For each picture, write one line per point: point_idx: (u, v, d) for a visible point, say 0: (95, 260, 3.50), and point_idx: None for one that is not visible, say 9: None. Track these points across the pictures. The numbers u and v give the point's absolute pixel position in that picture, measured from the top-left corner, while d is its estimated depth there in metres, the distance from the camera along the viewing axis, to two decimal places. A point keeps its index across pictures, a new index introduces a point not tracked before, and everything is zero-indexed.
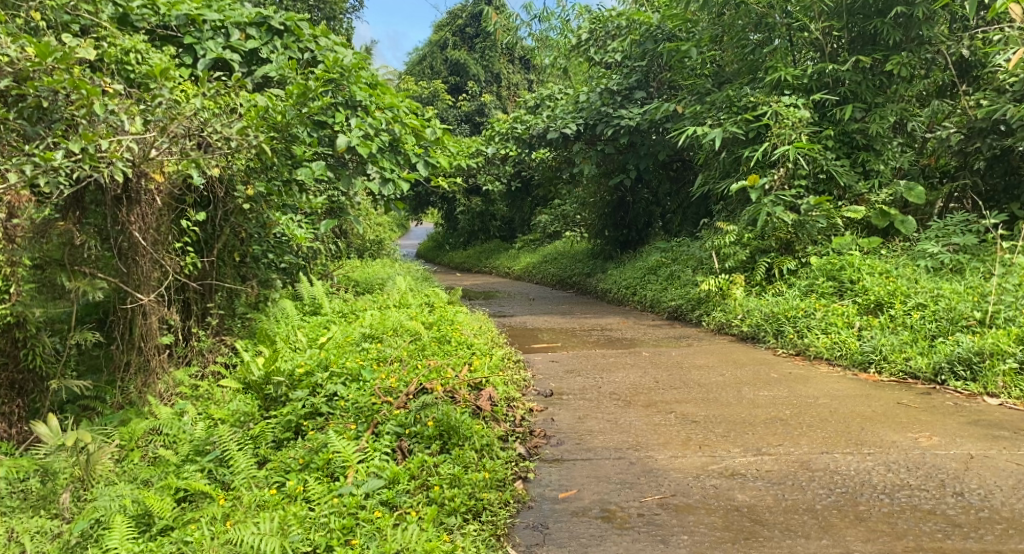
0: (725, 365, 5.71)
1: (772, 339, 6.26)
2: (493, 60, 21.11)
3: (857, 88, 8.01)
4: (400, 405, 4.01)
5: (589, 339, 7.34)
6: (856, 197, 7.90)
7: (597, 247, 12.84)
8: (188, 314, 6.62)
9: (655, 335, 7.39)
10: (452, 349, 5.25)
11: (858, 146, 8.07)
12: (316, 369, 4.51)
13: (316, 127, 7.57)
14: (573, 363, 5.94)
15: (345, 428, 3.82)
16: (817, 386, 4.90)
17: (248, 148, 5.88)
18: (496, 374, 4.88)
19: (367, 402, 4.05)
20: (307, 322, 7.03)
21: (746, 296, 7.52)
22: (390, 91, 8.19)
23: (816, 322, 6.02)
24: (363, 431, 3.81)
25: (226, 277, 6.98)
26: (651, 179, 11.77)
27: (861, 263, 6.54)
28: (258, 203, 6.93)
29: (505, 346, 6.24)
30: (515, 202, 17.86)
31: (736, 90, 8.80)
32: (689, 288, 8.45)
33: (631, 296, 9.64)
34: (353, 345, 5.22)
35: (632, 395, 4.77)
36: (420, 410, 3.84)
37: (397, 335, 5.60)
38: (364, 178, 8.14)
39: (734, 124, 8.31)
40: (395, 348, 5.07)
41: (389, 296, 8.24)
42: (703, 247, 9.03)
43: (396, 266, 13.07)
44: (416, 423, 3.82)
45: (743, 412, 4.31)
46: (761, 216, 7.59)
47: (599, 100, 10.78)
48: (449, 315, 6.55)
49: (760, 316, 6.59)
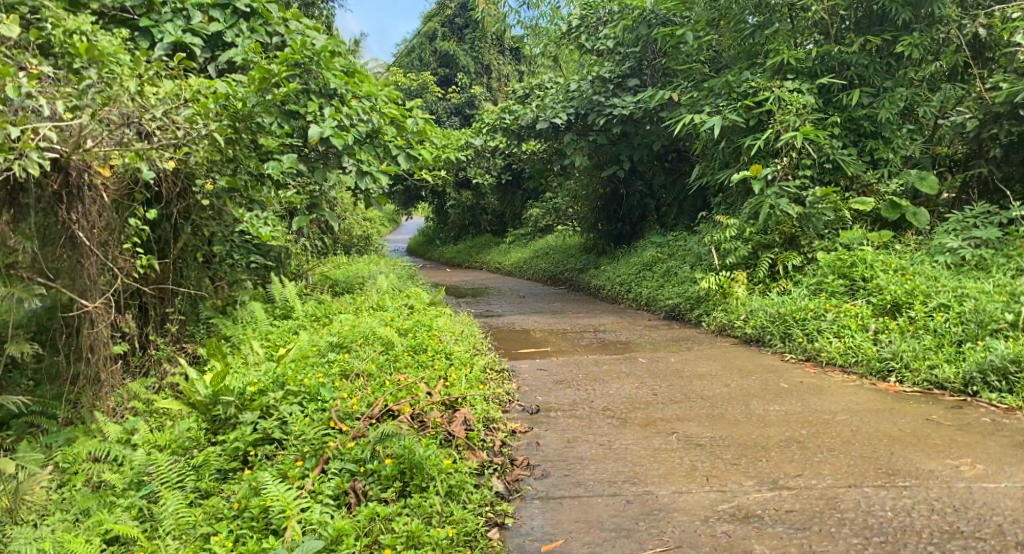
0: (729, 373, 5.21)
1: (778, 342, 5.77)
2: (482, 51, 20.59)
3: (866, 71, 7.50)
4: (359, 435, 3.49)
5: (580, 342, 6.84)
6: (864, 188, 7.40)
7: (591, 242, 12.35)
8: (145, 320, 6.12)
9: (652, 337, 6.89)
10: (428, 360, 4.74)
11: (865, 133, 7.57)
12: (271, 386, 4.01)
13: (286, 116, 7.04)
14: (562, 371, 5.44)
15: (290, 466, 3.30)
16: (832, 398, 4.40)
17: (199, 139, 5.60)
18: (476, 389, 4.38)
19: (320, 431, 3.54)
20: (277, 328, 6.51)
21: (748, 294, 7.03)
22: (368, 79, 7.65)
23: (827, 324, 5.53)
24: (310, 469, 3.30)
25: (186, 280, 6.46)
26: (646, 171, 11.24)
27: (874, 260, 6.06)
28: (220, 198, 6.39)
29: (488, 353, 5.73)
30: (507, 196, 17.33)
31: (736, 75, 8.28)
32: (688, 285, 7.94)
33: (625, 294, 9.13)
34: (318, 358, 4.70)
35: (627, 411, 4.28)
36: (380, 443, 3.34)
37: (368, 344, 5.09)
38: (340, 171, 7.61)
39: (734, 111, 7.80)
40: (364, 361, 4.55)
41: (369, 298, 7.72)
42: (701, 242, 8.53)
43: (380, 264, 12.55)
44: (374, 459, 3.31)
45: (752, 432, 3.82)
46: (764, 209, 7.09)
47: (591, 88, 10.25)
48: (428, 320, 6.02)
49: (765, 317, 6.10)
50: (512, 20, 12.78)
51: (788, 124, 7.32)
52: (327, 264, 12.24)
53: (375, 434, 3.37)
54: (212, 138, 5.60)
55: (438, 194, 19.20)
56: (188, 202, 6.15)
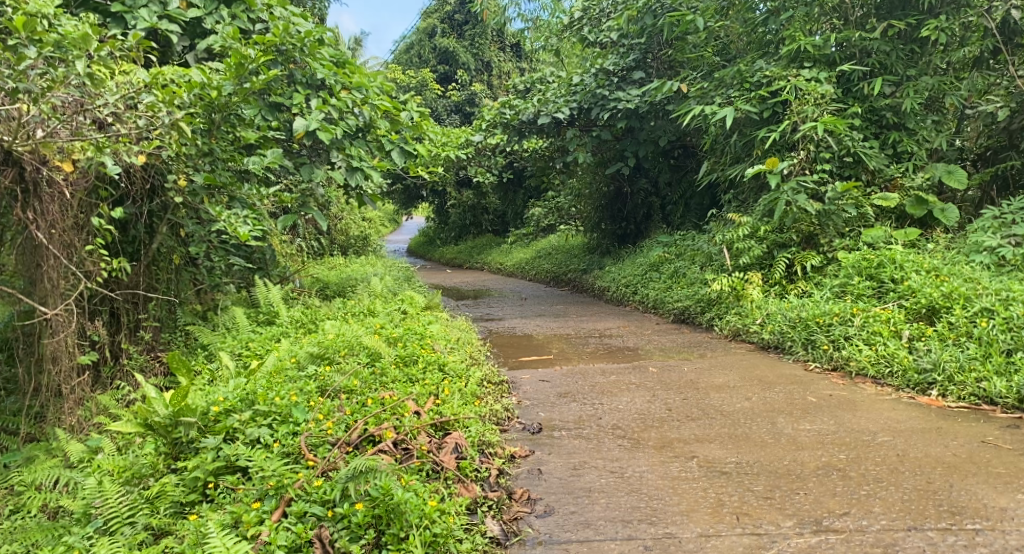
0: (750, 385, 4.75)
1: (800, 349, 5.30)
2: (483, 47, 20.10)
3: (888, 58, 7.01)
4: (329, 469, 3.05)
5: (585, 349, 6.38)
6: (887, 182, 6.91)
7: (594, 242, 11.90)
8: (117, 327, 5.71)
9: (662, 343, 6.43)
10: (417, 373, 4.28)
11: (888, 125, 7.11)
12: (240, 405, 3.55)
13: (271, 109, 6.61)
14: (566, 383, 4.97)
15: (247, 510, 2.87)
16: (869, 414, 3.95)
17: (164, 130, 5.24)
18: (469, 408, 3.91)
19: (276, 467, 3.07)
20: (259, 336, 6.06)
21: (764, 297, 6.58)
22: (359, 71, 7.20)
23: (855, 330, 5.05)
24: (269, 513, 2.85)
25: (160, 284, 6.06)
26: (651, 167, 10.76)
27: (904, 259, 5.60)
28: (196, 195, 5.97)
29: (484, 363, 5.27)
30: (508, 194, 16.85)
31: (748, 65, 7.82)
32: (698, 287, 7.47)
33: (632, 296, 8.67)
34: (295, 373, 4.24)
35: (638, 431, 3.82)
36: (354, 482, 2.88)
37: (353, 355, 4.63)
38: (329, 167, 7.16)
39: (747, 102, 7.33)
40: (345, 375, 4.09)
41: (359, 302, 7.27)
42: (711, 241, 8.05)
43: (377, 265, 12.09)
44: (344, 501, 2.87)
45: (784, 456, 3.36)
46: (779, 205, 6.60)
47: (594, 81, 9.80)
48: (420, 327, 5.56)
49: (784, 322, 5.63)
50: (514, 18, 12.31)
51: (807, 115, 6.87)
52: (321, 265, 11.79)
53: (347, 472, 2.90)
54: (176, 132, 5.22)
55: (438, 193, 18.74)
56: (159, 199, 5.77)
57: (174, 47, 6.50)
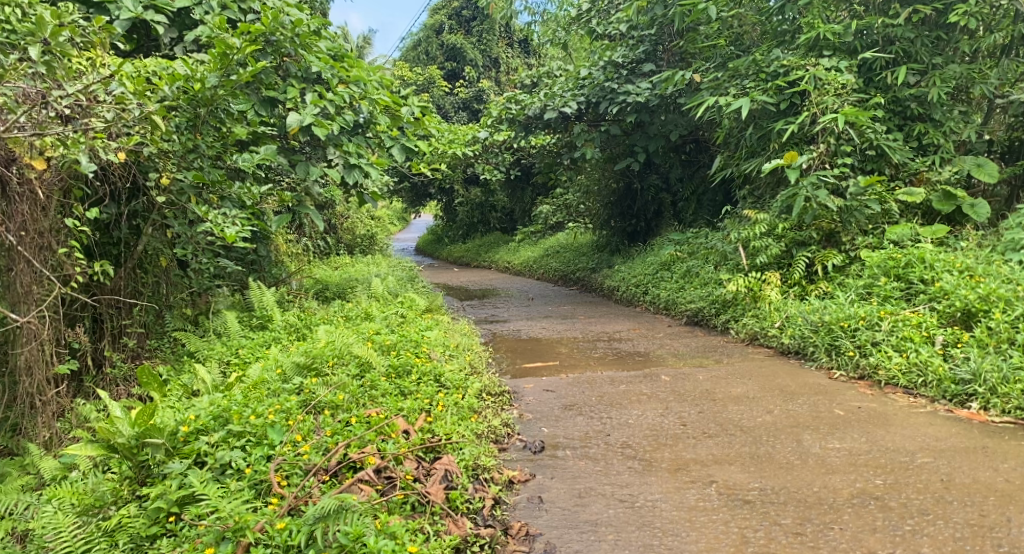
0: (770, 396, 4.41)
1: (824, 356, 4.95)
2: (491, 44, 19.76)
3: (912, 46, 6.63)
4: (293, 510, 2.79)
5: (593, 354, 6.04)
6: (912, 176, 6.55)
7: (604, 240, 11.56)
8: (99, 334, 5.43)
9: (674, 348, 6.09)
10: (410, 385, 3.97)
11: (912, 116, 6.74)
12: (213, 426, 3.25)
13: (264, 104, 6.31)
14: (572, 394, 4.64)
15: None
16: (904, 430, 3.62)
17: (140, 125, 4.93)
18: (466, 426, 3.60)
19: (242, 504, 2.79)
20: (250, 341, 5.77)
21: (783, 298, 6.22)
22: (357, 64, 6.89)
23: (883, 336, 4.69)
24: None
25: (144, 289, 5.77)
26: (661, 163, 10.38)
27: (935, 257, 5.24)
28: (184, 195, 5.68)
29: (485, 371, 4.94)
30: (515, 192, 16.51)
31: (764, 55, 7.47)
32: (712, 287, 7.13)
33: (642, 296, 8.32)
34: (278, 385, 3.93)
35: (650, 450, 3.50)
36: (322, 523, 2.67)
37: (343, 365, 4.31)
38: (325, 165, 6.86)
39: (764, 92, 6.98)
40: (332, 389, 3.77)
41: (357, 305, 6.96)
42: (725, 239, 7.70)
43: (381, 264, 11.79)
44: (309, 547, 2.65)
45: (810, 481, 3.05)
46: (798, 201, 6.24)
47: (602, 74, 9.46)
48: (418, 333, 5.24)
49: (806, 326, 5.28)
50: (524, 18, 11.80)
51: (826, 106, 6.51)
52: (325, 265, 11.51)
53: (314, 512, 2.69)
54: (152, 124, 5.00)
55: (444, 191, 18.41)
56: (142, 198, 5.49)
57: (162, 39, 6.21)
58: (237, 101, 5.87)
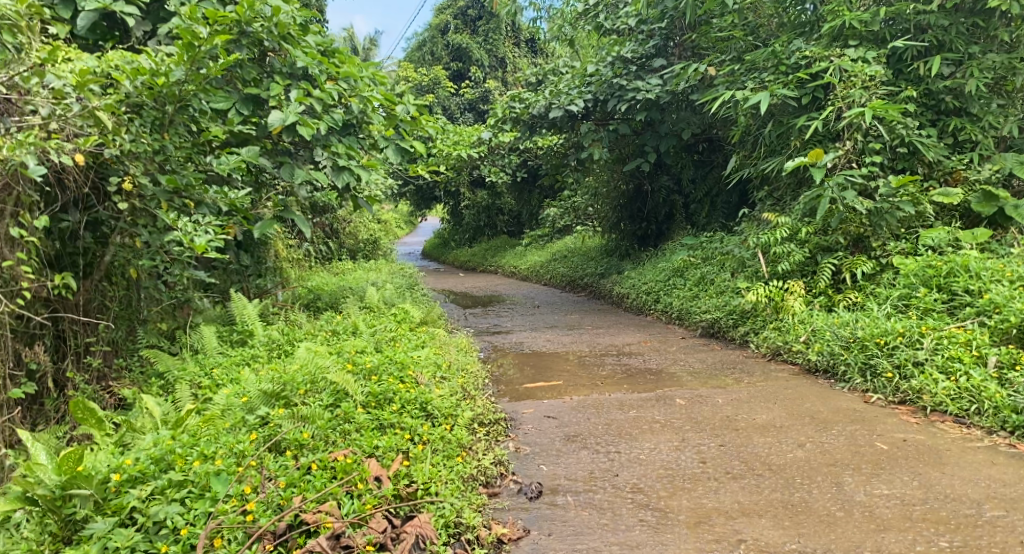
0: (799, 422, 3.93)
1: (857, 377, 4.42)
2: (498, 44, 19.22)
3: (946, 34, 6.09)
4: None
5: (600, 371, 5.53)
6: (947, 174, 6.05)
7: (613, 244, 11.07)
8: (62, 354, 4.98)
9: (689, 364, 5.58)
10: (391, 416, 3.52)
11: (946, 110, 6.23)
12: (151, 473, 2.86)
13: (245, 103, 5.89)
14: (576, 422, 4.16)
15: None
16: (961, 473, 3.18)
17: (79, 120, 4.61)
18: (450, 468, 3.19)
19: None
20: (227, 360, 5.35)
21: (807, 309, 5.70)
22: (349, 60, 6.47)
23: (926, 354, 4.21)
24: None
25: (112, 303, 5.34)
26: (672, 164, 9.87)
27: (980, 266, 4.75)
28: (155, 201, 5.23)
29: (480, 395, 4.47)
30: (522, 194, 16.00)
31: (784, 45, 6.94)
32: (728, 296, 6.62)
33: (654, 304, 7.81)
34: (239, 418, 3.47)
35: (666, 497, 3.09)
36: None
37: (318, 393, 3.84)
38: (312, 167, 6.39)
39: (784, 86, 6.48)
40: (299, 425, 3.33)
41: (348, 317, 6.50)
42: (743, 244, 7.19)
43: (381, 271, 11.32)
44: None
45: (860, 541, 2.74)
46: (824, 203, 5.72)
47: (610, 70, 8.96)
48: (408, 351, 4.77)
49: (835, 342, 4.77)
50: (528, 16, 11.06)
51: (853, 100, 6.01)
52: (324, 271, 11.04)
53: None
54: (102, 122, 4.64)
55: (450, 193, 17.92)
56: (108, 205, 5.07)
57: (134, 33, 5.80)
58: (217, 98, 5.47)
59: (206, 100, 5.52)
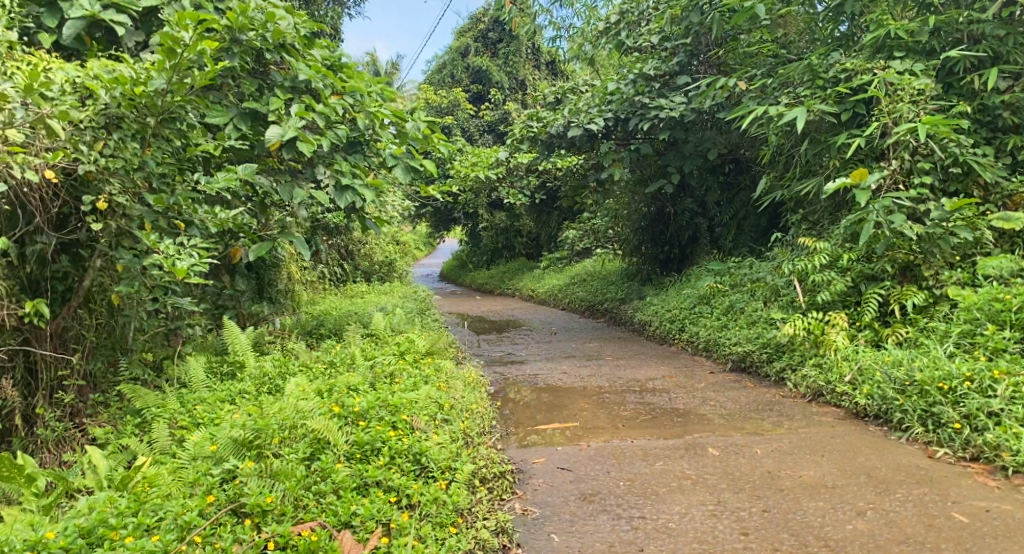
0: (852, 484, 3.43)
1: (918, 426, 4.01)
2: (518, 66, 18.80)
3: (1003, 45, 5.56)
4: None
5: (621, 411, 4.99)
6: (1006, 198, 5.47)
7: (634, 268, 10.56)
8: (32, 389, 4.60)
9: (720, 404, 5.02)
10: (385, 474, 3.14)
11: (1003, 127, 5.69)
12: (75, 549, 2.53)
13: (244, 118, 5.50)
14: (594, 476, 3.65)
15: None
16: None
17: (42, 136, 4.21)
18: (440, 542, 2.87)
19: None
20: (211, 395, 4.90)
21: (851, 345, 5.14)
22: (357, 75, 6.08)
23: (1000, 404, 3.77)
24: None
25: (89, 333, 4.88)
26: (697, 185, 9.34)
27: None
28: (139, 222, 4.79)
29: (483, 443, 3.95)
30: (540, 216, 15.52)
31: (821, 58, 6.41)
32: (761, 327, 6.06)
33: (678, 334, 7.27)
34: (198, 473, 3.06)
35: None
36: None
37: (295, 440, 3.38)
38: (313, 186, 5.92)
39: (822, 102, 5.96)
40: (267, 484, 2.97)
41: (348, 346, 6.04)
42: (776, 271, 6.64)
43: (394, 294, 10.84)
44: None
45: None
46: (868, 227, 5.16)
47: (632, 87, 8.46)
48: (406, 391, 4.26)
49: (888, 385, 4.30)
50: (548, 35, 10.54)
51: (901, 115, 5.47)
52: (334, 294, 10.58)
53: None
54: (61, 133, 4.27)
55: (469, 215, 17.48)
56: (81, 227, 4.63)
57: (123, 43, 5.41)
58: (214, 115, 5.28)
59: (201, 115, 5.29)
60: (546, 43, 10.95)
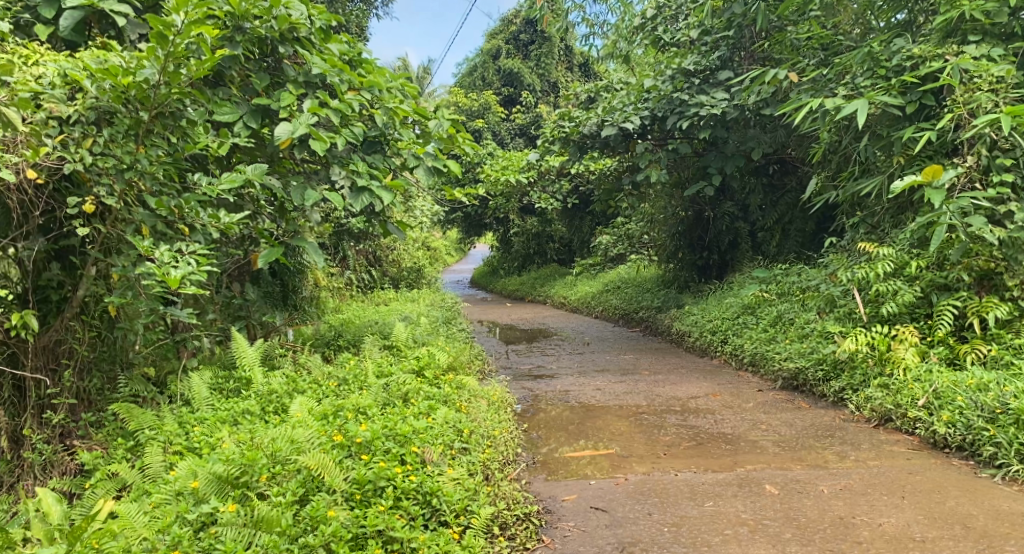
0: (946, 539, 3.00)
1: (1016, 461, 3.59)
2: (550, 67, 18.28)
3: None
4: None
5: (662, 435, 4.47)
6: None
7: (671, 274, 10.01)
8: (19, 408, 4.26)
9: (774, 429, 4.47)
10: (391, 520, 2.88)
11: None
12: None
13: (253, 114, 5.07)
14: (633, 519, 3.23)
15: None
16: None
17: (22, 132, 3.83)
18: None
19: None
20: (214, 414, 4.50)
21: (923, 363, 4.60)
22: (375, 69, 5.64)
23: None
24: None
25: (84, 343, 4.46)
26: (739, 187, 8.77)
27: None
28: (133, 225, 4.35)
29: (506, 479, 3.49)
30: (574, 221, 15.25)
31: (883, 46, 5.82)
32: (816, 340, 5.50)
33: (721, 346, 6.71)
34: (168, 521, 2.84)
35: None
36: None
37: (285, 478, 3.09)
38: (328, 187, 5.43)
39: (886, 93, 5.37)
40: (244, 539, 2.73)
41: (366, 359, 5.62)
42: (831, 278, 6.06)
43: (420, 302, 10.38)
44: None
45: None
46: (938, 230, 4.53)
47: (670, 84, 7.91)
48: (421, 414, 3.81)
49: (976, 413, 3.87)
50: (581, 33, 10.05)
51: (978, 105, 4.90)
52: (359, 301, 10.13)
53: None
54: (38, 126, 3.88)
55: (500, 220, 17.03)
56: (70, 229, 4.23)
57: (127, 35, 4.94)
58: (220, 111, 4.85)
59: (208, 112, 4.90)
60: (578, 42, 10.44)
